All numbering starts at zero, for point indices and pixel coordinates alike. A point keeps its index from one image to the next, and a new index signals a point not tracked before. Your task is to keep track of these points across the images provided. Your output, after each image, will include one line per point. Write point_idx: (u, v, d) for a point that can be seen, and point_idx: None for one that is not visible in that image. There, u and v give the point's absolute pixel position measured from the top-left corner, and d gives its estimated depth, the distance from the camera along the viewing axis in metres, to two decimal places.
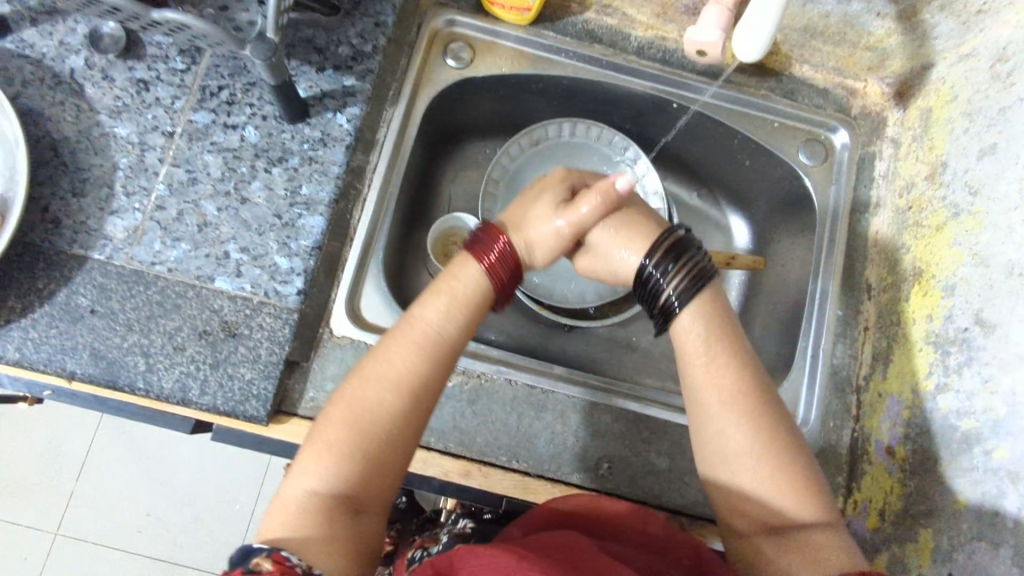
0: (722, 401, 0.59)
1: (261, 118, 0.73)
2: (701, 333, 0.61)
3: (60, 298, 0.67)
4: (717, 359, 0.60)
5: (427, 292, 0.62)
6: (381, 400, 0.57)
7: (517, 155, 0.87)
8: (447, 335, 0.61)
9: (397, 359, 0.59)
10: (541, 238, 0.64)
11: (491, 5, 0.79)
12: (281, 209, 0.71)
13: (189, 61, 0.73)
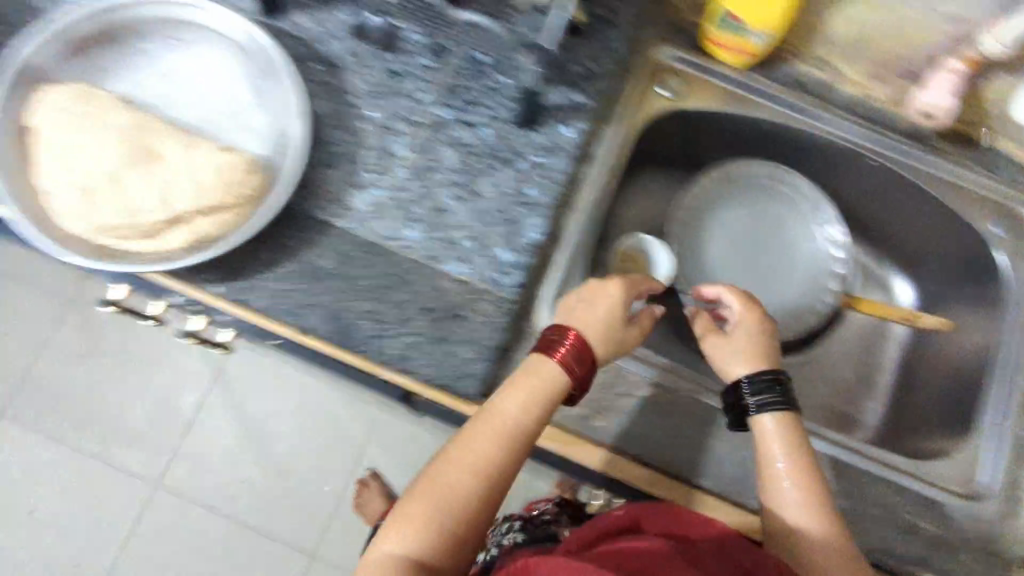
0: (802, 498, 0.62)
1: (497, 121, 0.78)
2: (792, 440, 0.64)
3: (306, 258, 0.71)
4: (798, 464, 0.63)
5: (503, 384, 0.62)
6: (460, 481, 0.58)
7: (710, 187, 0.91)
8: (523, 425, 0.61)
9: (475, 448, 0.59)
10: (613, 335, 0.65)
11: (716, 47, 0.83)
12: (507, 206, 0.75)
13: (438, 59, 0.78)
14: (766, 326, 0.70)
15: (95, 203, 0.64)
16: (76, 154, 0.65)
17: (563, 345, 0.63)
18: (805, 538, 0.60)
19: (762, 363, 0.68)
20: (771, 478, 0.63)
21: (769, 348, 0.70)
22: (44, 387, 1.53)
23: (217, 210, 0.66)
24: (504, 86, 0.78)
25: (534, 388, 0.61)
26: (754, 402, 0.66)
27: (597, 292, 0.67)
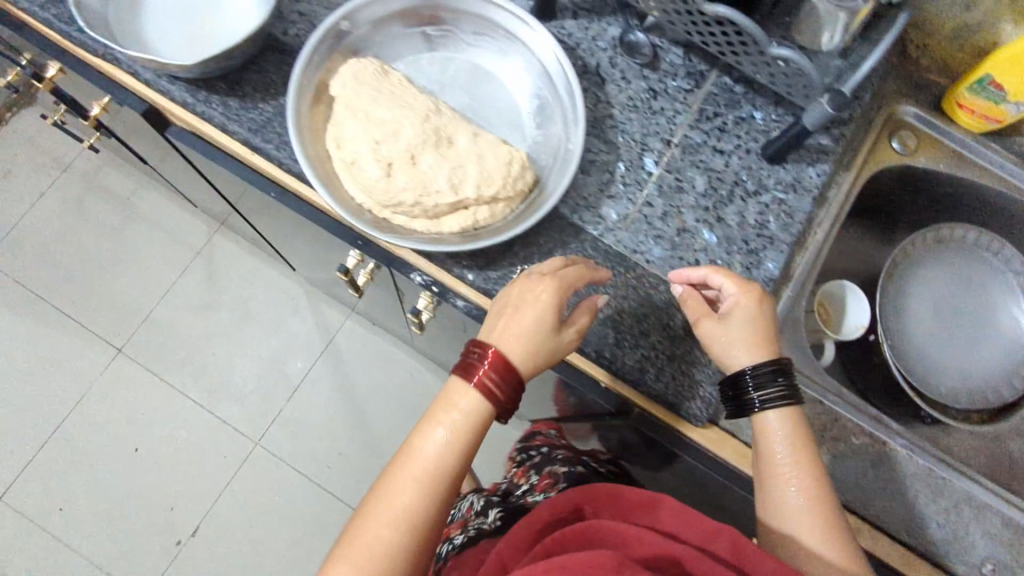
0: (786, 487, 0.60)
1: (745, 151, 0.78)
2: (786, 433, 0.62)
3: (555, 258, 0.72)
4: (798, 471, 0.60)
5: (421, 421, 0.59)
6: (383, 534, 0.54)
7: (917, 249, 0.94)
8: (450, 461, 0.57)
9: (406, 492, 0.56)
10: (535, 342, 0.61)
11: (959, 109, 0.84)
12: (749, 236, 0.76)
13: (695, 84, 0.80)
14: (761, 306, 0.65)
15: (392, 176, 0.65)
16: (376, 128, 0.66)
17: (486, 365, 0.59)
18: (805, 534, 0.57)
19: (764, 356, 0.63)
20: (773, 466, 0.61)
21: (772, 335, 0.65)
22: (164, 330, 1.58)
23: (492, 202, 0.67)
24: (755, 119, 0.79)
25: (456, 420, 0.58)
26: (758, 396, 0.62)
27: (545, 287, 0.62)
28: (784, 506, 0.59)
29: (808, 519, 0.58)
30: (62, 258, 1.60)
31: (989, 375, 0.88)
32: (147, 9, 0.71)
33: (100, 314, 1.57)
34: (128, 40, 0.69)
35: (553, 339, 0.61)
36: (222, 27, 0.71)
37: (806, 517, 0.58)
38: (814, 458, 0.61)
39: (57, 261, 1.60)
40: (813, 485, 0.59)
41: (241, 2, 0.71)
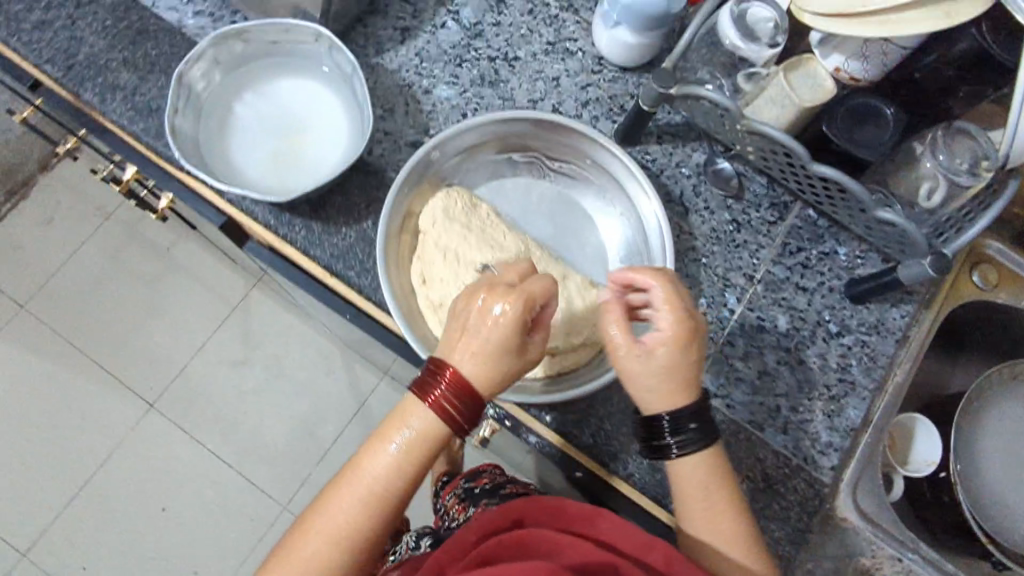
0: (692, 528, 0.54)
1: (828, 289, 0.76)
2: (700, 476, 0.54)
3: None
4: (727, 508, 0.54)
5: (376, 434, 0.52)
6: (322, 562, 0.50)
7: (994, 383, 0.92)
8: (374, 520, 0.51)
9: (315, 554, 0.50)
10: (493, 373, 0.52)
11: None
12: (831, 381, 0.74)
13: (778, 216, 0.78)
14: (683, 339, 0.53)
15: None
16: (468, 271, 0.66)
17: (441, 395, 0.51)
18: (697, 554, 0.54)
19: (680, 396, 0.54)
20: (688, 502, 0.54)
21: (720, 466, 0.55)
22: (199, 385, 1.57)
23: (578, 350, 0.66)
24: (839, 254, 0.77)
25: (412, 444, 0.51)
26: (674, 445, 0.54)
27: (503, 309, 0.52)
28: (705, 552, 0.53)
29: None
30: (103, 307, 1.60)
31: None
32: (236, 128, 0.70)
33: (137, 365, 1.57)
34: (218, 161, 0.69)
35: (507, 363, 0.52)
36: (311, 147, 0.70)
37: (694, 553, 0.54)
38: (748, 529, 0.54)
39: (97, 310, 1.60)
40: (722, 522, 0.53)
41: (330, 121, 0.71)
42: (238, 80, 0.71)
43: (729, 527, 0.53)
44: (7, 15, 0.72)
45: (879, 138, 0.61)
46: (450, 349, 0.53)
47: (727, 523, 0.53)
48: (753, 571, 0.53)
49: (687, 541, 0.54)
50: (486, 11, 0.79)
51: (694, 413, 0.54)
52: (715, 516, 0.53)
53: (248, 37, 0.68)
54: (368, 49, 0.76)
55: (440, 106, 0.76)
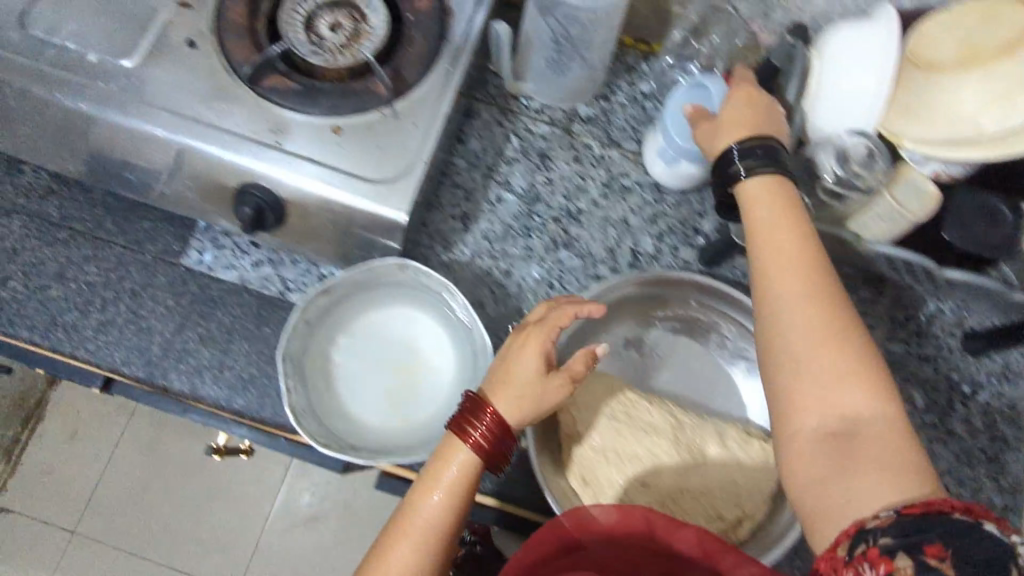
0: (780, 300, 0.50)
1: (948, 350, 0.76)
2: (801, 269, 0.51)
3: None
4: (789, 234, 0.52)
5: (420, 479, 0.54)
6: None
7: None
8: (451, 522, 0.53)
9: (408, 552, 0.52)
10: (524, 409, 0.56)
11: None
12: (985, 443, 0.74)
13: (878, 290, 0.77)
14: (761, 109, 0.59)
15: (664, 515, 0.63)
16: (630, 463, 0.64)
17: (483, 427, 0.54)
18: (799, 397, 0.48)
19: (752, 135, 0.57)
20: (793, 342, 0.49)
21: (790, 202, 0.54)
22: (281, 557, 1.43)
23: (761, 508, 0.64)
24: (945, 311, 0.77)
25: (449, 485, 0.54)
26: (743, 168, 0.56)
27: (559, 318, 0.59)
28: (795, 376, 0.48)
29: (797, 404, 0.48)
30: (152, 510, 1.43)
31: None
32: (343, 377, 0.67)
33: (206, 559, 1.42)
34: (338, 421, 0.65)
35: (541, 387, 0.56)
36: (424, 372, 0.68)
37: (793, 394, 0.48)
38: (829, 275, 0.51)
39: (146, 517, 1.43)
40: (818, 336, 0.48)
41: (432, 338, 0.69)
42: (327, 329, 0.68)
43: (870, 374, 0.47)
44: (63, 328, 0.67)
45: (1003, 229, 0.60)
46: (497, 378, 0.57)
47: (816, 315, 0.49)
48: (862, 377, 0.47)
49: (779, 410, 0.49)
50: (535, 172, 0.78)
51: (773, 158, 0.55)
52: (840, 342, 0.48)
53: (333, 288, 0.66)
54: (436, 248, 0.74)
55: (526, 283, 0.74)
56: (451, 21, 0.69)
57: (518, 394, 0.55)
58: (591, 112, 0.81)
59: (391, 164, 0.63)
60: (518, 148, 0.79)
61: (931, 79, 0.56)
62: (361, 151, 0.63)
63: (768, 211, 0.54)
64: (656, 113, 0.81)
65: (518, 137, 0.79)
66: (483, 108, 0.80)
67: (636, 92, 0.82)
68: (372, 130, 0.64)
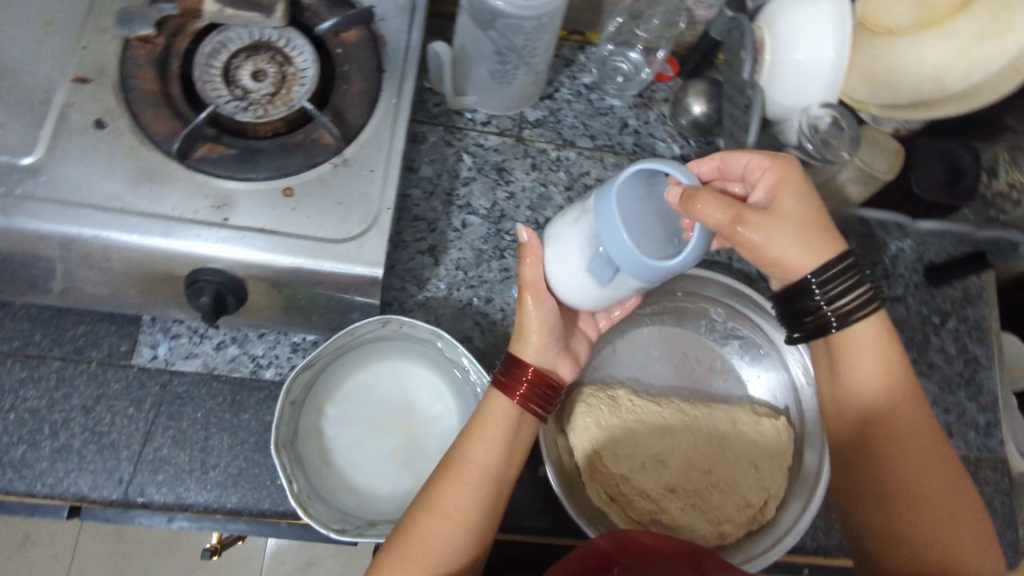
0: (861, 379, 0.56)
1: (914, 287, 0.79)
2: (876, 339, 0.56)
3: None
4: (871, 377, 0.56)
5: (472, 427, 0.55)
6: (445, 541, 0.52)
7: None
8: (483, 514, 0.53)
9: (437, 537, 0.52)
10: (550, 347, 0.59)
11: None
12: (961, 367, 0.78)
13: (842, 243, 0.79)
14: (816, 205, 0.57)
15: (699, 516, 0.61)
16: (656, 471, 0.62)
17: (526, 382, 0.57)
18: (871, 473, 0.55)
19: (839, 256, 0.55)
20: (857, 403, 0.56)
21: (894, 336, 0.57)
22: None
23: (785, 484, 0.64)
24: (905, 250, 0.80)
25: (506, 435, 0.55)
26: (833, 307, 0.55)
27: (530, 264, 0.59)
28: (874, 446, 0.55)
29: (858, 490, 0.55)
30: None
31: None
32: (340, 450, 0.63)
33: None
34: (347, 497, 0.61)
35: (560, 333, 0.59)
36: (426, 424, 0.65)
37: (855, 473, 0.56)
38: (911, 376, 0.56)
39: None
40: (931, 429, 0.54)
41: (427, 387, 0.65)
42: (314, 403, 0.63)
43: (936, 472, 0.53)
44: (13, 467, 0.59)
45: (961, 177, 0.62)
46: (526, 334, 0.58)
47: (881, 387, 0.55)
48: (928, 456, 0.54)
49: (880, 490, 0.54)
50: (495, 188, 0.75)
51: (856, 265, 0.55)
52: (917, 408, 0.55)
53: (315, 361, 0.60)
54: (410, 289, 0.70)
55: (510, 306, 0.71)
56: (384, 49, 0.64)
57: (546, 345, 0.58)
58: (538, 115, 0.78)
59: (358, 217, 0.58)
60: (472, 166, 0.75)
61: (889, 43, 0.67)
62: (321, 210, 0.58)
63: (873, 359, 0.56)
64: (601, 105, 0.80)
65: (470, 154, 0.75)
66: (427, 130, 0.75)
67: (579, 86, 0.80)
68: (327, 185, 0.59)
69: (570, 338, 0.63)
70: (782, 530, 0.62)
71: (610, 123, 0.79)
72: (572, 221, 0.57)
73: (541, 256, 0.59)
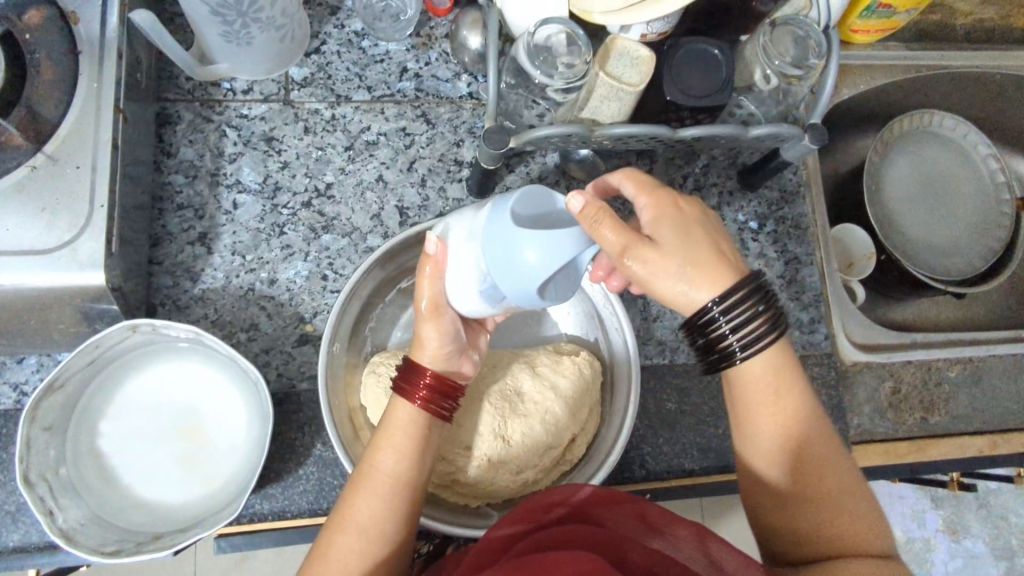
0: (763, 428, 0.52)
1: (728, 194, 0.77)
2: (771, 377, 0.52)
3: (651, 407, 0.70)
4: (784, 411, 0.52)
5: (377, 436, 0.54)
6: (362, 555, 0.51)
7: (882, 147, 0.94)
8: (399, 522, 0.52)
9: (352, 554, 0.51)
10: (451, 353, 0.56)
11: (852, 34, 0.83)
12: (781, 269, 0.76)
13: (650, 161, 0.76)
14: (699, 225, 0.50)
15: (498, 470, 0.60)
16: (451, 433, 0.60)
17: (424, 386, 0.54)
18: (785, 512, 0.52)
19: (733, 286, 0.49)
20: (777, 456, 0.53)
21: (787, 375, 0.52)
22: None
23: (591, 420, 0.65)
24: (715, 157, 0.77)
25: (413, 446, 0.54)
26: (737, 343, 0.50)
27: (430, 277, 0.54)
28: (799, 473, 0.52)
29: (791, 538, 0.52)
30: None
31: (977, 220, 0.94)
32: (125, 467, 0.60)
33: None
34: (135, 514, 0.58)
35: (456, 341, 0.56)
36: (213, 424, 0.62)
37: (771, 513, 0.53)
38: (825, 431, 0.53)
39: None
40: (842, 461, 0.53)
41: (209, 386, 0.62)
42: (81, 425, 0.59)
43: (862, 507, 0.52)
44: None
45: (717, 76, 0.58)
46: (420, 349, 0.55)
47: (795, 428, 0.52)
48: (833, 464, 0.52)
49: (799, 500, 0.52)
50: (266, 160, 0.69)
51: (756, 291, 0.49)
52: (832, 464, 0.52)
53: (61, 383, 0.56)
54: (183, 284, 0.65)
55: (296, 285, 0.67)
56: (76, 27, 0.57)
57: (440, 360, 0.55)
58: (306, 73, 0.72)
59: (68, 222, 0.54)
60: (238, 141, 0.69)
61: None
62: (23, 220, 0.53)
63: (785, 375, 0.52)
64: (375, 51, 0.73)
65: (232, 128, 0.69)
66: (181, 109, 0.69)
67: (347, 34, 0.73)
68: (25, 191, 0.54)
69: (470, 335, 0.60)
70: (590, 465, 0.63)
71: (387, 70, 0.73)
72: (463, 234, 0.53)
73: (442, 268, 0.54)
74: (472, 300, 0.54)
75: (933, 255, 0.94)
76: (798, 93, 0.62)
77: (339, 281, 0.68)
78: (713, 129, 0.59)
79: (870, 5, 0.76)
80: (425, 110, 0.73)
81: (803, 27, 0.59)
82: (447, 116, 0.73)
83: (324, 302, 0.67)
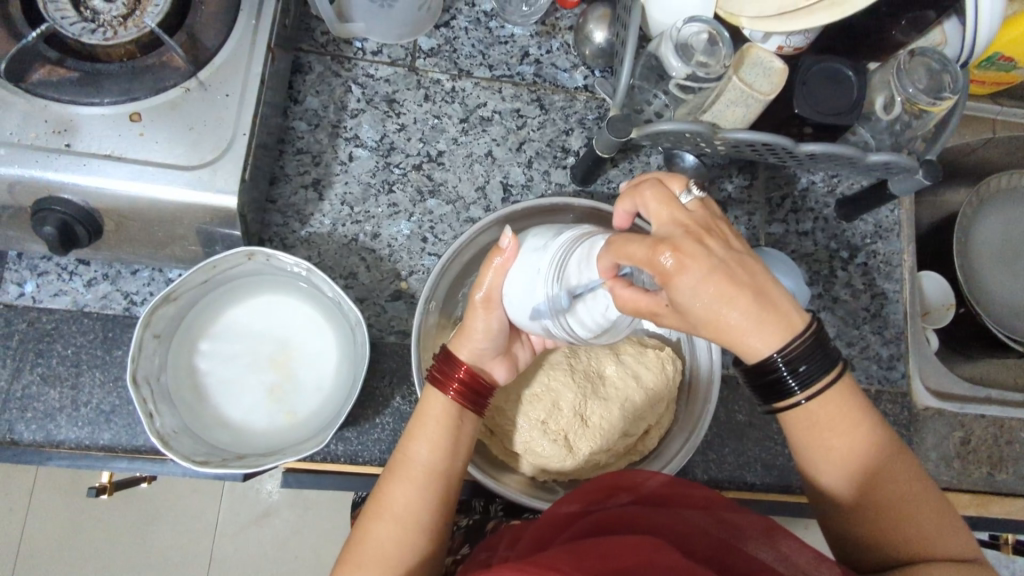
0: (838, 445, 0.49)
1: (824, 221, 0.78)
2: (834, 414, 0.49)
3: (722, 416, 0.71)
4: (853, 424, 0.48)
5: (411, 424, 0.56)
6: (401, 541, 0.52)
7: (974, 200, 0.94)
8: (433, 512, 0.54)
9: (387, 540, 0.52)
10: (487, 353, 0.57)
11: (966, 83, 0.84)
12: (868, 303, 0.77)
13: (751, 176, 0.77)
14: (724, 271, 0.44)
15: (573, 448, 0.61)
16: (530, 404, 0.62)
17: (458, 377, 0.56)
18: (893, 528, 0.48)
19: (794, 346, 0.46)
20: (848, 476, 0.49)
21: (848, 411, 0.49)
22: (236, 562, 1.17)
23: (667, 417, 0.65)
24: (816, 185, 0.78)
25: (450, 436, 0.55)
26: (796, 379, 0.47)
27: (494, 271, 0.54)
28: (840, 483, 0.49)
29: (843, 518, 0.50)
30: (55, 553, 1.14)
31: None
32: (217, 386, 0.62)
33: None
34: (221, 431, 0.61)
35: (495, 342, 0.57)
36: (304, 360, 0.64)
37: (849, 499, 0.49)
38: (881, 418, 0.50)
39: (47, 563, 1.14)
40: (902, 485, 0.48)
41: (306, 324, 0.65)
42: (183, 338, 0.62)
43: (928, 513, 0.48)
44: None
45: (847, 97, 0.59)
46: (461, 346, 0.57)
47: (865, 444, 0.48)
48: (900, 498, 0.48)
49: (893, 504, 0.48)
50: (385, 120, 0.72)
51: (803, 359, 0.46)
52: (901, 486, 0.48)
53: (177, 296, 0.58)
54: (293, 224, 0.68)
55: (397, 241, 0.70)
56: None
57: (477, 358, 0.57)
58: (433, 44, 0.74)
59: (211, 144, 0.57)
60: (360, 97, 0.72)
61: None
62: (171, 135, 0.56)
63: (841, 440, 0.48)
64: (501, 33, 0.76)
65: (358, 85, 0.72)
66: (313, 60, 0.72)
67: (478, 13, 0.76)
68: (176, 110, 0.57)
69: (516, 339, 0.61)
70: (663, 458, 0.64)
71: (510, 52, 0.75)
72: (545, 247, 0.51)
73: (508, 267, 0.53)
74: (525, 312, 0.52)
75: (1012, 317, 0.93)
76: (917, 127, 0.62)
77: (437, 245, 0.71)
78: (834, 147, 0.57)
79: (992, 56, 0.76)
80: (540, 95, 0.75)
81: (939, 60, 0.59)
82: (560, 105, 0.75)
83: (421, 262, 0.70)
